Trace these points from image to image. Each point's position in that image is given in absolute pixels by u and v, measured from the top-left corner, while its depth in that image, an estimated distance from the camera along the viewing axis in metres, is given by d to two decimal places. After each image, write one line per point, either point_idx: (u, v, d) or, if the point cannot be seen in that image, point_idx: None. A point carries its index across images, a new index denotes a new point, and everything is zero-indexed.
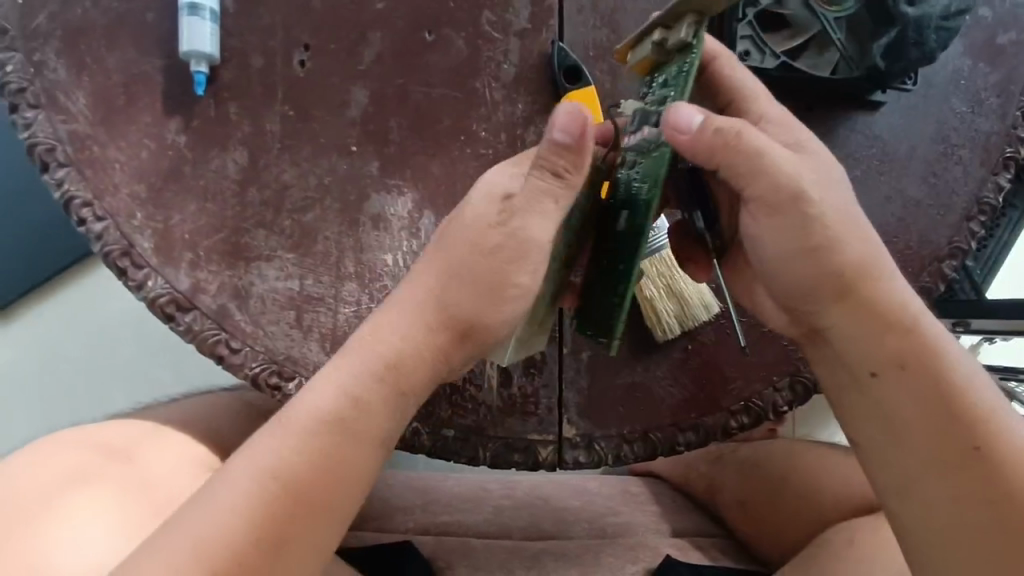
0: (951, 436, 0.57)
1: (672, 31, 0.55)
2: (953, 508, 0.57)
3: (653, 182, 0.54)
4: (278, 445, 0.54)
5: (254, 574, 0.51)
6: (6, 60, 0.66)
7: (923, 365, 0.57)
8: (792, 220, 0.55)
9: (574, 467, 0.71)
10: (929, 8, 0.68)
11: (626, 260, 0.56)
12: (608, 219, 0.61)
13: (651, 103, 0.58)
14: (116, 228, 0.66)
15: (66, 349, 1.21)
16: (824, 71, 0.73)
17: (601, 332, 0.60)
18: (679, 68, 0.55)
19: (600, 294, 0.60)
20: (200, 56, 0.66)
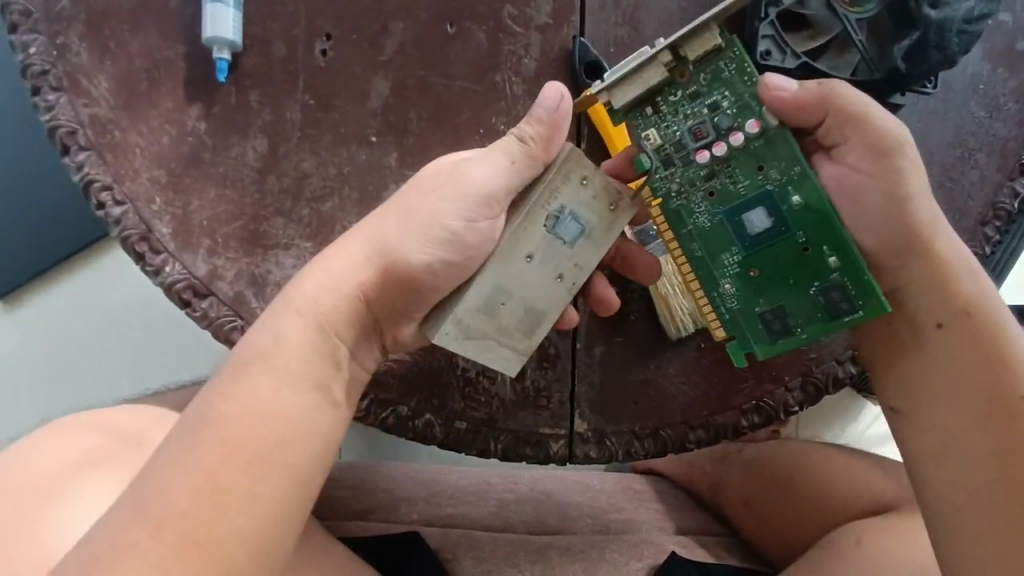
0: (994, 392, 0.59)
1: (685, 46, 0.59)
2: (987, 464, 0.58)
3: (792, 156, 0.60)
4: (223, 398, 0.53)
5: (197, 532, 0.48)
6: (30, 42, 0.66)
7: (984, 319, 0.61)
8: (892, 169, 0.59)
9: (584, 462, 0.72)
10: (951, 11, 0.69)
11: (813, 238, 0.61)
12: (730, 236, 0.63)
13: (696, 115, 0.62)
14: (135, 213, 0.66)
15: (74, 334, 1.21)
16: (844, 72, 0.73)
17: (823, 313, 0.62)
18: (713, 72, 0.61)
19: (792, 291, 0.62)
20: (223, 43, 0.66)
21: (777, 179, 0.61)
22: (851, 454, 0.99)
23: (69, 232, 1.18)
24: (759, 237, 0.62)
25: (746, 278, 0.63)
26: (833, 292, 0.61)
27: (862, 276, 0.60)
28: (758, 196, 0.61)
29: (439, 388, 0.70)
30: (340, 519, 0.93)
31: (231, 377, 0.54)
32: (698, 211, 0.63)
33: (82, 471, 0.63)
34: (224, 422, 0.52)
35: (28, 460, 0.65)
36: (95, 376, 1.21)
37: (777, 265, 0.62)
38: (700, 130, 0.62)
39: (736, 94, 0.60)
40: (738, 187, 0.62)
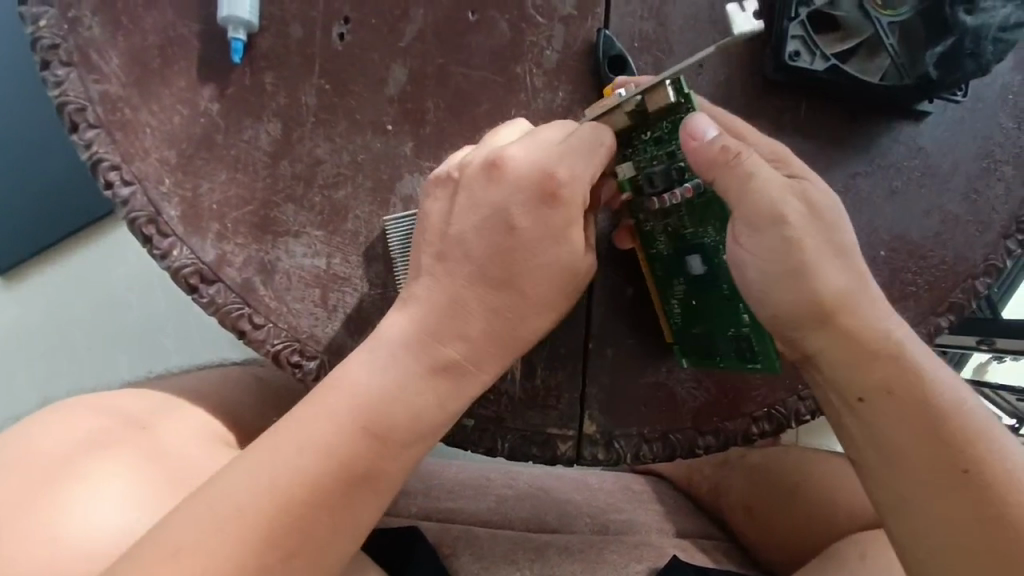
0: (939, 460, 0.56)
1: (645, 98, 0.57)
2: (947, 528, 0.55)
3: (721, 221, 0.61)
4: (343, 436, 0.53)
5: (282, 542, 0.50)
6: (40, 14, 0.64)
7: (910, 389, 0.57)
8: (776, 242, 0.56)
9: (591, 464, 0.71)
10: (988, 18, 0.67)
11: (732, 292, 0.63)
12: (676, 269, 0.66)
13: (659, 160, 0.61)
14: (143, 194, 0.64)
15: (73, 312, 1.20)
16: (873, 77, 0.71)
17: (737, 354, 0.66)
18: (671, 122, 0.59)
19: (717, 328, 0.66)
20: (239, 23, 0.65)
21: (713, 236, 0.62)
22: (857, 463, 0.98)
23: (72, 201, 1.16)
24: (699, 279, 0.65)
25: (688, 307, 0.67)
26: (742, 341, 0.65)
27: (766, 338, 0.63)
28: (695, 244, 0.63)
29: None
30: None
31: (354, 423, 0.54)
32: (656, 241, 0.66)
33: (87, 452, 0.63)
34: (338, 457, 0.53)
35: (34, 436, 0.65)
36: (97, 353, 1.20)
37: (708, 305, 0.66)
38: (654, 178, 0.61)
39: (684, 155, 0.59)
40: (685, 232, 0.64)
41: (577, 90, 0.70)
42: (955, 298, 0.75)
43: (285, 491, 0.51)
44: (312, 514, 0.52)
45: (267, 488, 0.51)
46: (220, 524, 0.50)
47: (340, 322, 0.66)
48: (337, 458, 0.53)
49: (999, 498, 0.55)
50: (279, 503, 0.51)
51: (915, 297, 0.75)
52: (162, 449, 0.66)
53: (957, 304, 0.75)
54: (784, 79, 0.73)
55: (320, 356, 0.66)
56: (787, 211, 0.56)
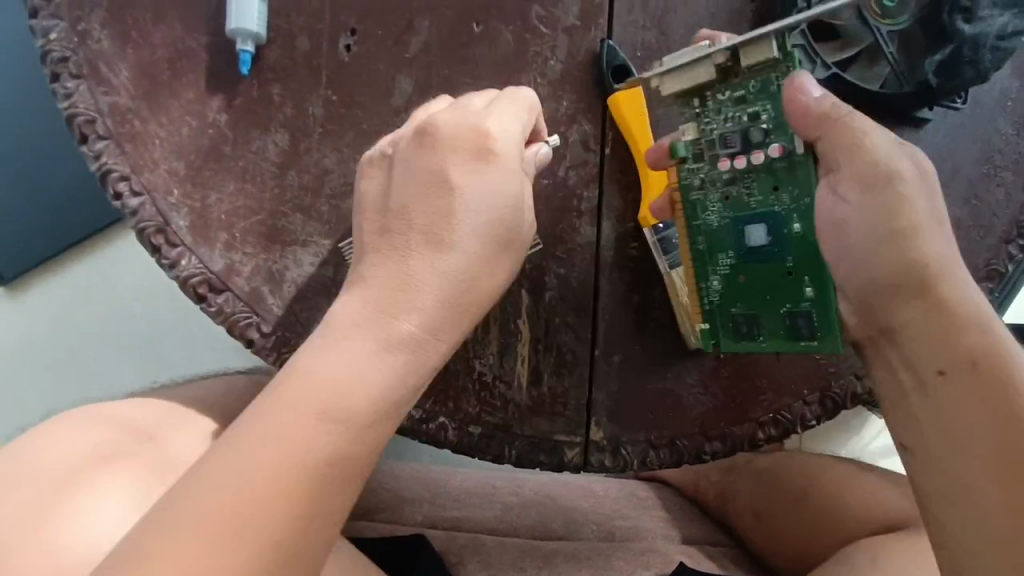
0: (1014, 448, 0.52)
1: (742, 51, 0.58)
2: (1013, 520, 0.51)
3: (806, 186, 0.60)
4: (302, 421, 0.48)
5: (253, 550, 0.45)
6: (50, 28, 0.65)
7: (994, 370, 0.53)
8: (879, 203, 0.55)
9: (598, 470, 0.71)
10: (986, 26, 0.67)
11: (798, 265, 0.61)
12: (728, 242, 0.64)
13: (736, 121, 0.61)
14: (152, 205, 0.65)
15: (78, 323, 1.20)
16: (873, 85, 0.72)
17: (787, 333, 0.63)
18: (761, 82, 0.60)
19: (769, 306, 0.63)
20: (247, 35, 0.65)
21: (785, 203, 0.61)
22: (861, 467, 0.98)
23: (75, 211, 1.16)
24: (753, 251, 0.63)
25: (733, 282, 0.65)
26: (799, 318, 0.62)
27: (829, 310, 0.61)
28: (761, 212, 0.62)
29: (454, 390, 0.69)
30: (347, 519, 0.94)
31: (335, 407, 0.49)
32: (706, 210, 0.65)
33: (94, 464, 0.63)
34: (305, 447, 0.48)
35: (39, 449, 0.65)
36: (101, 364, 1.20)
37: (761, 281, 0.63)
38: (732, 137, 0.61)
39: (776, 114, 0.59)
40: (746, 200, 0.62)
41: (581, 99, 0.71)
42: None
43: (293, 474, 0.47)
44: (283, 515, 0.46)
45: (250, 497, 0.46)
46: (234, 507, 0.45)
47: None
48: (298, 448, 0.47)
49: None
50: (247, 508, 0.45)
51: None
52: (168, 460, 0.66)
53: None
54: None
55: None
56: (901, 169, 0.55)
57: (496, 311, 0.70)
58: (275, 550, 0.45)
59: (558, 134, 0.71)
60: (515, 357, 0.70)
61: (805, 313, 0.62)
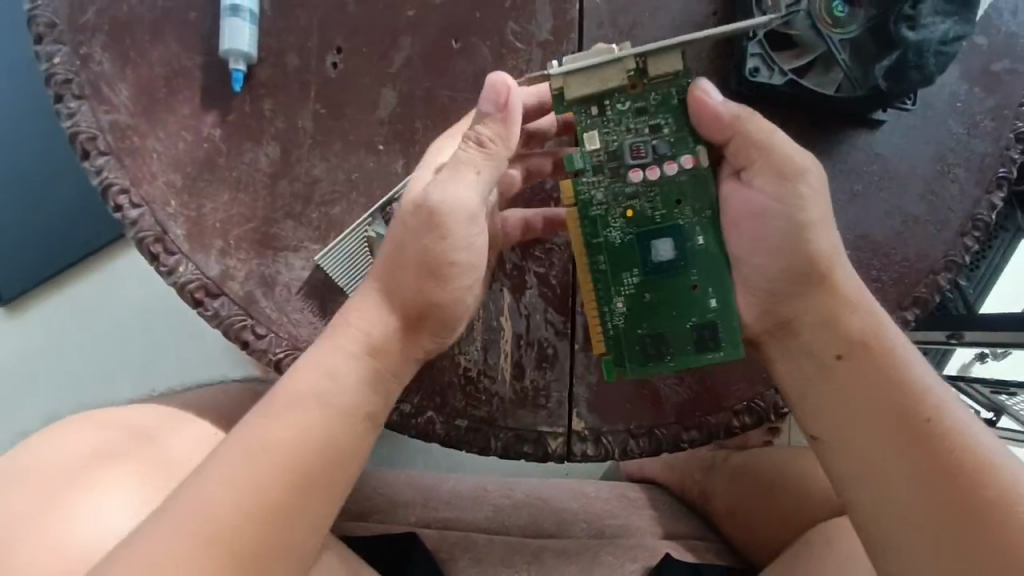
0: (901, 414, 0.61)
1: (648, 62, 0.63)
2: (910, 479, 0.59)
3: (710, 201, 0.66)
4: (287, 425, 0.58)
5: (248, 535, 0.54)
6: (54, 52, 0.69)
7: (878, 350, 0.63)
8: (786, 195, 0.64)
9: (581, 460, 0.74)
10: (928, 33, 0.72)
11: (703, 278, 0.67)
12: (636, 257, 0.67)
13: (638, 131, 0.65)
14: (150, 215, 0.69)
15: (75, 339, 1.23)
16: (830, 89, 0.77)
17: (693, 346, 0.68)
18: (661, 94, 0.65)
19: (675, 321, 0.68)
20: (239, 54, 0.70)
21: (689, 216, 0.66)
22: None
23: (72, 232, 1.19)
24: (660, 266, 0.67)
25: (639, 300, 0.68)
26: (707, 330, 0.67)
27: (730, 324, 0.67)
28: (667, 226, 0.66)
29: (440, 386, 0.73)
30: (343, 520, 0.96)
31: (318, 407, 0.59)
32: (612, 225, 0.67)
33: (97, 463, 0.66)
34: (289, 447, 0.57)
35: (43, 450, 0.67)
36: (99, 379, 1.22)
37: (669, 295, 0.67)
38: (640, 149, 0.65)
39: (677, 126, 0.65)
40: (650, 214, 0.67)
41: None
42: (918, 293, 0.80)
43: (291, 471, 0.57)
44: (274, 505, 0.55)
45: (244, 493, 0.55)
46: (213, 516, 0.53)
47: None
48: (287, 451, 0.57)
49: (954, 448, 0.58)
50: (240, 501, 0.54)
51: (881, 292, 0.80)
52: (168, 460, 0.69)
53: (920, 298, 0.80)
54: (747, 93, 0.78)
55: None
56: (804, 163, 0.64)
57: (478, 309, 0.74)
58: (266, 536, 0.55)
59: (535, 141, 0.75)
60: (499, 353, 0.73)
61: (710, 321, 0.67)
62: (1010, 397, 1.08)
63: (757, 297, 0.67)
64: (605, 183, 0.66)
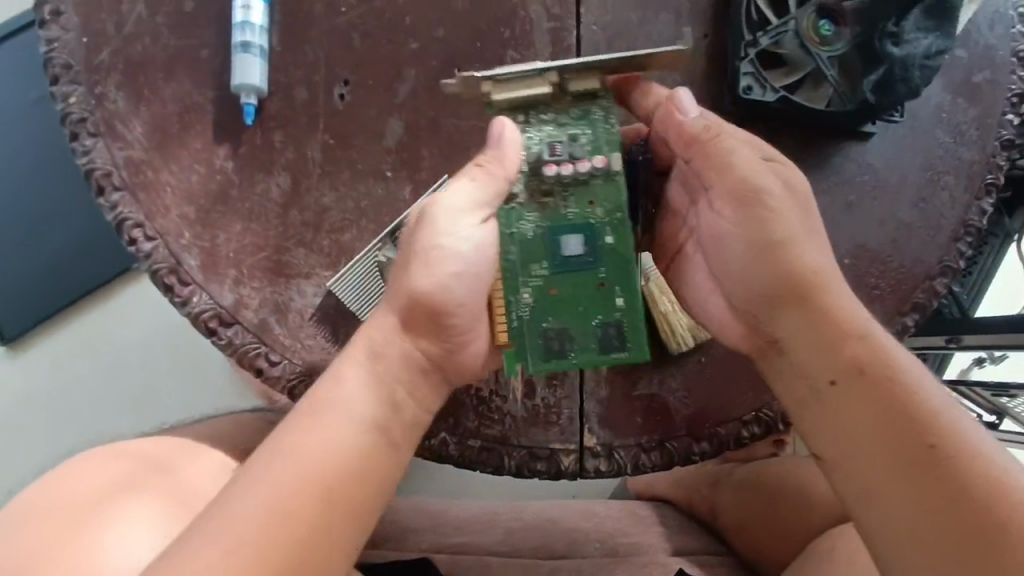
0: (903, 438, 0.57)
1: (572, 77, 0.65)
2: (914, 506, 0.56)
3: (617, 205, 0.65)
4: (306, 439, 0.59)
5: (272, 551, 0.54)
6: (70, 92, 0.71)
7: (877, 371, 0.60)
8: (755, 214, 0.63)
9: (595, 475, 0.75)
10: (912, 48, 0.75)
11: (611, 276, 0.65)
12: (545, 250, 0.65)
13: (556, 136, 0.66)
14: (164, 247, 0.70)
15: (81, 374, 1.23)
16: (820, 104, 0.80)
17: (596, 347, 0.65)
18: (579, 110, 0.66)
19: (580, 318, 0.65)
20: (250, 89, 0.72)
21: (601, 216, 0.65)
22: None
23: (79, 266, 1.20)
24: (569, 261, 0.65)
25: (546, 294, 0.65)
26: (611, 330, 0.65)
27: (638, 329, 0.65)
28: (578, 224, 0.65)
29: (452, 406, 0.73)
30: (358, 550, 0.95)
31: (338, 423, 0.60)
32: (526, 219, 0.65)
33: (114, 496, 0.66)
34: (309, 461, 0.58)
35: (59, 484, 0.68)
36: (107, 414, 1.23)
37: (575, 293, 0.65)
38: (557, 147, 0.65)
39: (594, 135, 0.65)
40: (564, 211, 0.65)
41: None
42: (916, 299, 0.82)
43: (313, 486, 0.57)
44: (297, 520, 0.56)
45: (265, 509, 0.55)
46: (239, 530, 0.54)
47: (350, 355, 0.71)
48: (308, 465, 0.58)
49: (961, 472, 0.55)
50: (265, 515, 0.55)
51: (880, 299, 0.81)
52: (184, 490, 0.69)
53: (919, 304, 0.81)
54: (740, 111, 0.81)
55: None
56: (766, 185, 0.63)
57: None
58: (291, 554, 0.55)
59: None
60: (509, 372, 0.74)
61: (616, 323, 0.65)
62: (1011, 398, 1.08)
63: (736, 308, 0.67)
64: (524, 183, 0.65)
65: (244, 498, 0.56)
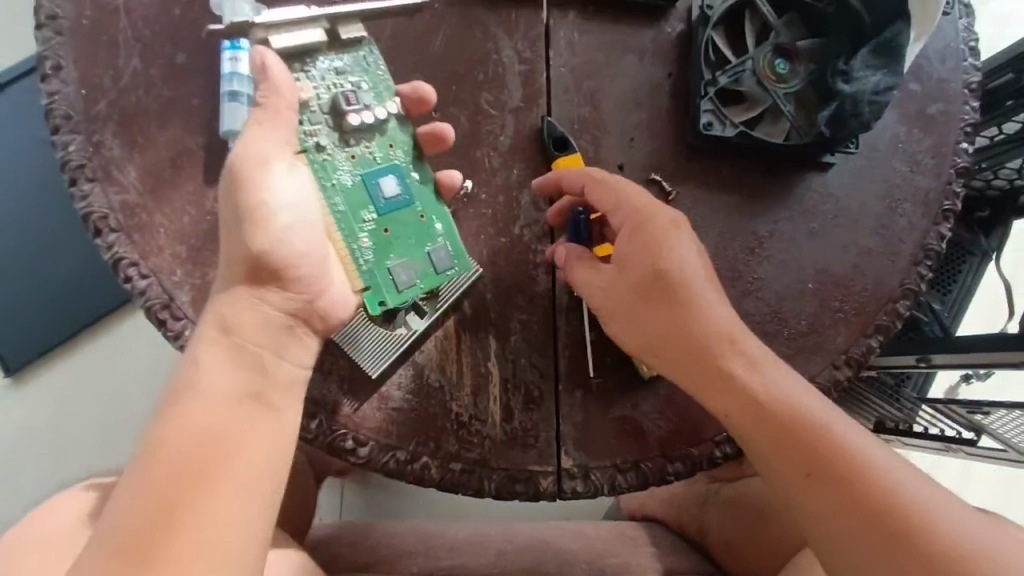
0: (796, 463, 0.64)
1: (338, 27, 0.73)
2: (825, 520, 0.62)
3: (413, 143, 0.75)
4: (174, 418, 0.59)
5: (149, 532, 0.54)
6: (69, 141, 0.76)
7: (760, 406, 0.67)
8: (643, 272, 0.70)
9: (572, 497, 0.77)
10: (861, 85, 0.79)
11: (428, 208, 0.74)
12: (367, 197, 0.72)
13: (340, 86, 0.73)
14: (158, 284, 0.74)
15: (78, 406, 1.26)
16: (779, 138, 0.84)
17: (432, 270, 0.73)
18: (355, 58, 0.74)
19: (414, 249, 0.73)
20: (240, 134, 0.76)
21: (402, 157, 0.74)
22: None
23: (78, 303, 1.25)
24: (391, 201, 0.72)
25: (379, 236, 0.72)
26: (439, 252, 0.73)
27: (460, 249, 0.75)
28: (387, 167, 0.73)
29: (434, 431, 0.76)
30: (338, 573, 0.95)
31: (200, 398, 0.60)
32: (340, 169, 0.72)
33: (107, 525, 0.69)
34: (178, 441, 0.58)
35: (55, 514, 0.70)
36: (104, 444, 1.26)
37: (405, 229, 0.73)
38: (351, 96, 0.72)
39: (372, 80, 0.74)
40: (372, 152, 0.73)
41: (529, 167, 0.83)
42: (880, 321, 0.85)
43: (188, 463, 0.57)
44: (173, 499, 0.55)
45: (145, 492, 0.55)
46: (124, 516, 0.54)
47: (336, 383, 0.75)
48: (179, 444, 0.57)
49: (854, 484, 0.61)
50: (145, 499, 0.55)
51: (845, 321, 0.85)
52: None
53: (883, 326, 0.85)
54: (702, 145, 0.85)
55: (319, 416, 0.75)
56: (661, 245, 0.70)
57: (466, 355, 0.78)
58: (179, 534, 0.54)
59: (512, 198, 0.82)
60: (487, 397, 0.78)
61: (439, 245, 0.74)
62: (987, 415, 1.10)
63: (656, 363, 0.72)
64: (329, 133, 0.72)
65: (127, 486, 0.56)
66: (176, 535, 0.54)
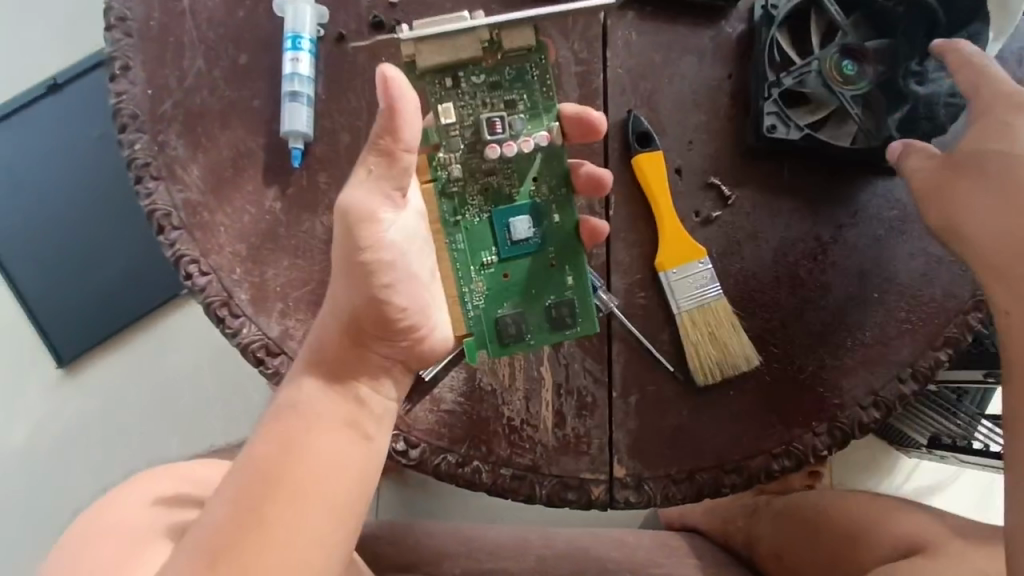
0: None
1: (504, 33, 0.64)
2: None
3: (564, 178, 0.70)
4: (271, 438, 0.60)
5: (238, 550, 0.56)
6: (135, 140, 0.77)
7: None
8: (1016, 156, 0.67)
9: (624, 507, 0.76)
10: (936, 87, 0.78)
11: (560, 254, 0.70)
12: (493, 237, 0.69)
13: (493, 105, 0.67)
14: (218, 281, 0.75)
15: (129, 399, 1.29)
16: (844, 141, 0.81)
17: (550, 325, 0.70)
18: (514, 70, 0.67)
19: (535, 301, 0.70)
20: (298, 135, 0.77)
21: (547, 194, 0.69)
22: (894, 499, 0.99)
23: (128, 298, 1.28)
24: (518, 244, 0.69)
25: (498, 279, 0.69)
26: (564, 305, 0.70)
27: (588, 302, 0.70)
28: (525, 208, 0.69)
29: (486, 435, 0.76)
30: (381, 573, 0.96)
31: (301, 424, 0.61)
32: (469, 205, 0.69)
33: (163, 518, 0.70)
34: (274, 463, 0.58)
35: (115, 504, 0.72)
36: (153, 436, 1.29)
37: (530, 276, 0.70)
38: (497, 123, 0.66)
39: (531, 101, 0.67)
40: (508, 186, 0.69)
41: None
42: (949, 333, 0.80)
43: (282, 488, 0.58)
44: (266, 520, 0.57)
45: (238, 510, 0.57)
46: (217, 532, 0.56)
47: None
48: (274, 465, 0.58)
49: None
50: (236, 517, 0.57)
51: (912, 333, 0.80)
52: None
53: (952, 338, 0.80)
54: (763, 147, 0.82)
55: None
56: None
57: (520, 361, 0.77)
58: (267, 556, 0.56)
59: None
60: (540, 402, 0.77)
61: (565, 299, 0.70)
62: None
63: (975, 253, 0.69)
64: (463, 160, 0.68)
65: (221, 501, 0.58)
66: (265, 554, 0.56)
